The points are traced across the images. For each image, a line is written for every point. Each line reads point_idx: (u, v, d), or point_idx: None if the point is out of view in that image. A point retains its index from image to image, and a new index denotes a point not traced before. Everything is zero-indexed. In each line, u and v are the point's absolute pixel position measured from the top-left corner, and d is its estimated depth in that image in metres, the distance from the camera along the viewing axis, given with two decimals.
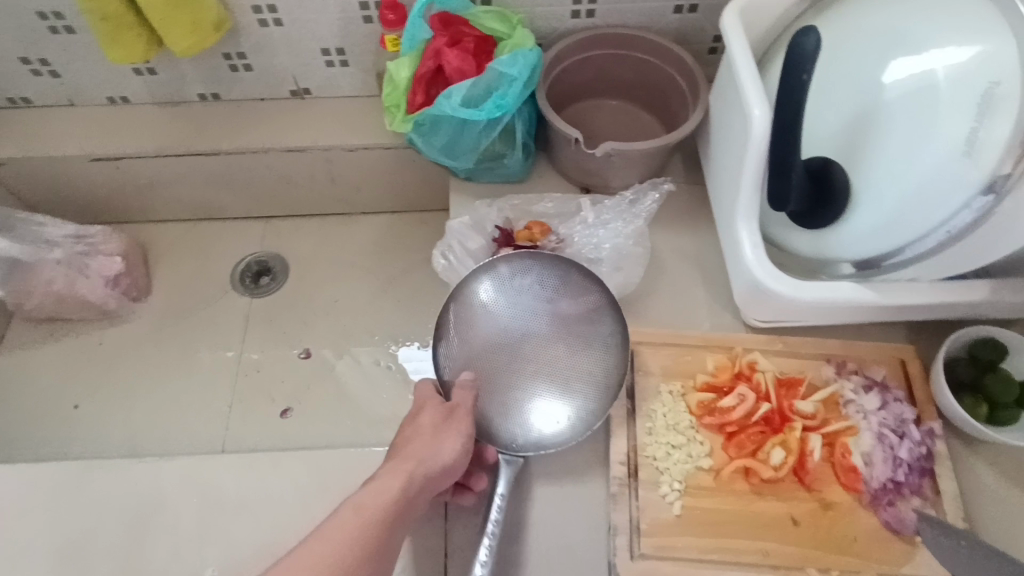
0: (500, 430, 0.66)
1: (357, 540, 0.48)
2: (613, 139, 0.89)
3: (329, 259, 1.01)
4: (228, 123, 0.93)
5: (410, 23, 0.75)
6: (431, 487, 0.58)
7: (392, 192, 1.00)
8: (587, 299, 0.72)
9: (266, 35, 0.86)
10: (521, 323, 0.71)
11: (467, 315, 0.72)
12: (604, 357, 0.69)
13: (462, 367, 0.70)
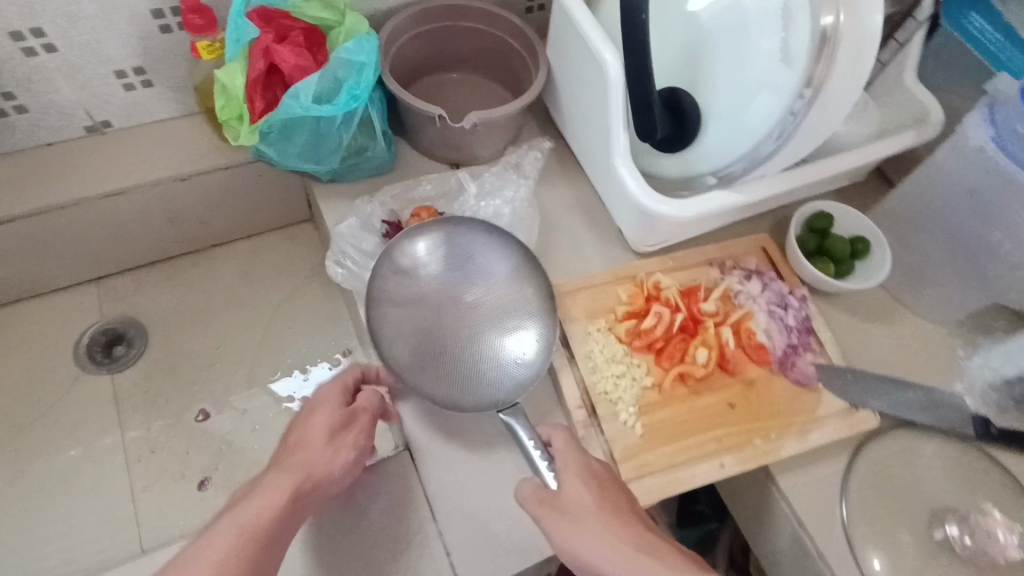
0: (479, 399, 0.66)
1: (238, 547, 0.52)
2: (463, 110, 0.90)
3: (194, 307, 0.93)
4: (17, 181, 0.78)
5: (229, 23, 0.67)
6: (318, 492, 0.61)
7: (244, 213, 0.92)
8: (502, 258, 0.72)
9: (39, 68, 0.72)
10: (450, 296, 0.71)
11: (391, 301, 0.70)
12: (535, 282, 0.72)
13: (411, 361, 0.68)
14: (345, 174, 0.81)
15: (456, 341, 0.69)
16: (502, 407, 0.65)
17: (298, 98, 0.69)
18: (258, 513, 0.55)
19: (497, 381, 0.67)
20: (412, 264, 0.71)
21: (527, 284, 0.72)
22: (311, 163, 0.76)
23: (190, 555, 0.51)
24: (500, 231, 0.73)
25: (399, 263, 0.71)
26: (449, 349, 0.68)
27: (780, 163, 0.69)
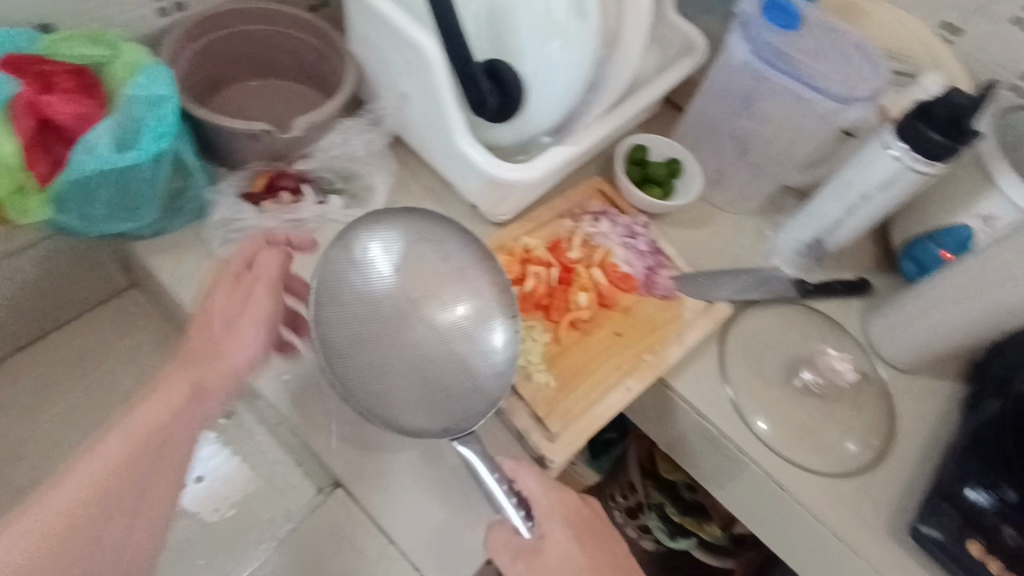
0: (427, 424, 0.64)
1: (41, 544, 0.52)
2: (275, 118, 0.84)
3: (18, 424, 0.80)
4: None
5: None
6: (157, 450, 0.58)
7: (49, 296, 0.80)
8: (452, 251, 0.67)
9: None
10: (402, 306, 0.64)
11: (348, 322, 0.63)
12: (494, 289, 0.67)
13: (363, 381, 0.63)
14: (165, 225, 0.74)
15: (411, 364, 0.63)
16: (456, 434, 0.65)
17: (96, 151, 0.62)
18: (141, 418, 0.59)
19: (453, 410, 0.64)
20: (367, 277, 0.64)
21: (481, 298, 0.66)
22: (126, 221, 0.68)
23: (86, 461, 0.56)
24: (445, 236, 0.68)
25: (352, 274, 0.64)
26: (398, 379, 0.63)
27: (600, 108, 0.76)
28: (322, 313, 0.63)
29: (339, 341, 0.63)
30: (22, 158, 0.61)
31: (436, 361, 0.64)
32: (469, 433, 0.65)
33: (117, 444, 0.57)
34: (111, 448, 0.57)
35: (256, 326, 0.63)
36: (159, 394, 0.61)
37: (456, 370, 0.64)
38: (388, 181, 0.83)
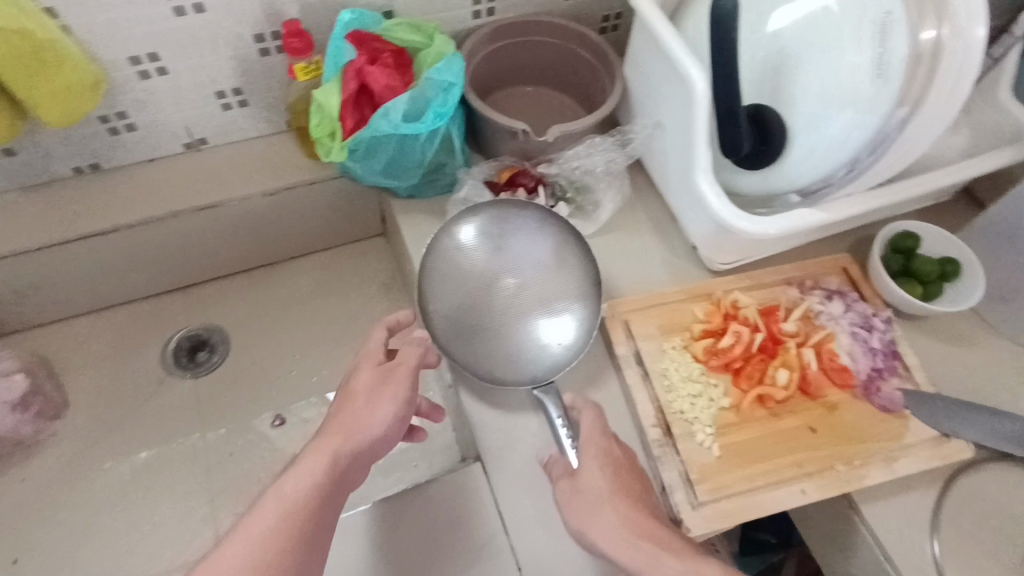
0: (514, 374, 0.66)
1: (283, 523, 0.51)
2: (535, 122, 0.92)
3: (271, 317, 0.96)
4: (122, 191, 0.84)
5: (332, 45, 0.74)
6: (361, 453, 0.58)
7: (320, 227, 0.96)
8: (547, 234, 0.70)
9: (148, 87, 0.78)
10: (493, 277, 0.68)
11: (443, 297, 0.68)
12: (572, 261, 0.70)
13: (459, 341, 0.67)
14: (421, 191, 0.85)
15: (482, 318, 0.67)
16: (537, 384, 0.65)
17: (392, 118, 0.72)
18: (329, 455, 0.56)
19: (526, 362, 0.66)
20: (467, 259, 0.69)
21: (552, 265, 0.69)
22: (394, 178, 0.81)
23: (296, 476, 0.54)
24: (532, 226, 0.70)
25: (454, 259, 0.69)
26: (481, 336, 0.67)
27: (871, 180, 0.68)
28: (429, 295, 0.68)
29: (444, 318, 0.67)
30: (339, 112, 0.75)
31: (499, 323, 0.67)
32: (549, 383, 0.65)
33: (318, 470, 0.54)
34: (321, 481, 0.54)
35: (392, 413, 0.59)
36: (335, 424, 0.58)
37: (523, 325, 0.67)
38: (616, 203, 0.84)
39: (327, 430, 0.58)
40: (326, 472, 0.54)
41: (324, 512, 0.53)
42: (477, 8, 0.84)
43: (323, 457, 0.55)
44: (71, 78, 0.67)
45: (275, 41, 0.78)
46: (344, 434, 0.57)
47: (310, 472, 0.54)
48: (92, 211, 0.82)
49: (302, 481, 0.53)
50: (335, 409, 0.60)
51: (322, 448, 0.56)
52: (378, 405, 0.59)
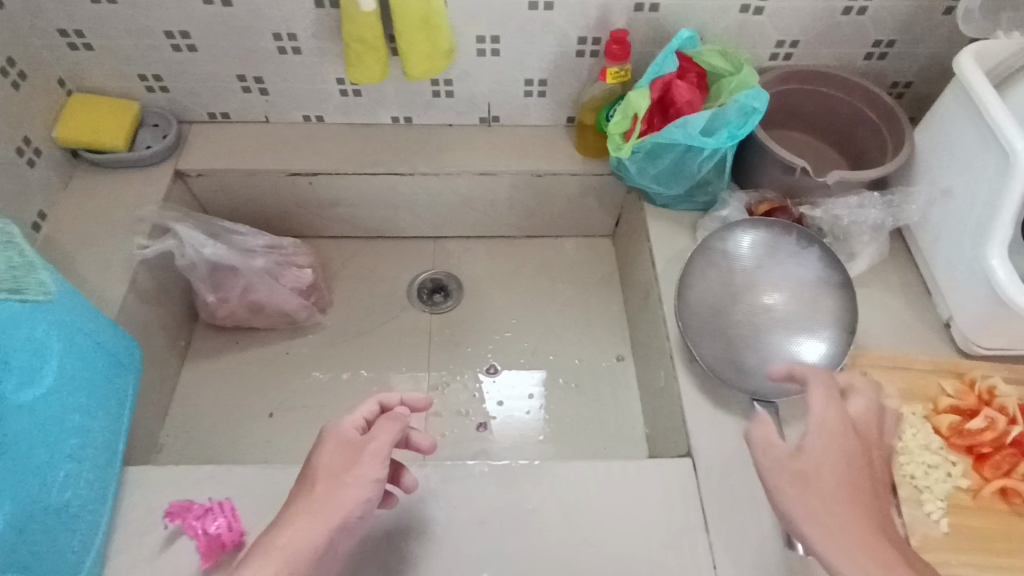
0: (746, 383, 0.73)
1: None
2: None
3: (501, 282, 1.05)
4: (423, 145, 0.98)
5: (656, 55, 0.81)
6: (350, 530, 0.60)
7: (563, 215, 1.05)
8: (808, 262, 0.77)
9: (478, 64, 0.90)
10: (748, 286, 0.77)
11: (700, 289, 0.78)
12: (824, 294, 0.76)
13: (703, 337, 0.76)
14: (674, 203, 0.90)
15: (728, 323, 0.76)
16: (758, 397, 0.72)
17: (688, 130, 0.78)
18: (306, 526, 0.57)
19: (758, 375, 0.73)
20: (730, 261, 0.78)
21: (806, 291, 0.76)
22: (662, 184, 0.86)
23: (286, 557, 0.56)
24: (795, 249, 0.78)
25: (719, 259, 0.78)
26: (724, 338, 0.75)
27: None
28: (688, 280, 0.78)
29: (697, 309, 0.77)
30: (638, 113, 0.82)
31: (744, 333, 0.75)
32: (771, 401, 0.72)
33: (316, 532, 0.57)
34: (317, 538, 0.57)
35: (366, 484, 0.60)
36: (300, 496, 0.60)
37: (764, 341, 0.75)
38: (871, 259, 0.84)
39: (298, 497, 0.60)
40: (320, 536, 0.57)
41: (334, 543, 0.58)
42: (777, 51, 0.89)
43: (311, 519, 0.58)
44: (442, 42, 0.80)
45: (594, 44, 0.87)
46: (339, 497, 0.59)
47: (305, 533, 0.57)
48: (395, 156, 0.97)
49: (285, 535, 0.57)
50: (305, 493, 0.60)
51: (320, 512, 0.58)
52: (358, 486, 0.60)
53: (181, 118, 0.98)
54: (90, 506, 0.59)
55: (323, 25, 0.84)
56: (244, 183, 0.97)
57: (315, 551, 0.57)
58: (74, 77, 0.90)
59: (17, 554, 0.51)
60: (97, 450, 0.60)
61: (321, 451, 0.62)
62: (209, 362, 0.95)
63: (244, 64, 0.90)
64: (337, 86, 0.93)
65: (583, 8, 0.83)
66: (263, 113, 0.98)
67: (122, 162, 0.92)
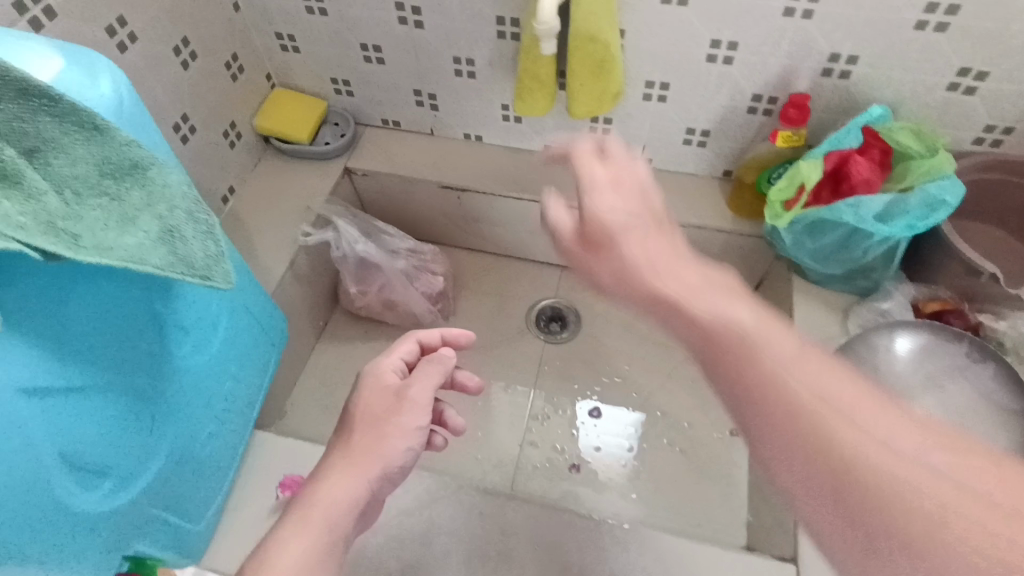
0: None
1: (317, 537, 0.58)
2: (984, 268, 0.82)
3: (621, 324, 1.04)
4: (571, 178, 0.99)
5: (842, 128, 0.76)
6: (391, 473, 0.65)
7: (699, 268, 1.01)
8: (991, 388, 0.67)
9: (643, 107, 0.89)
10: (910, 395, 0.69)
11: None
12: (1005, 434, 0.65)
13: None
14: (829, 283, 0.83)
15: None
16: None
17: (860, 213, 0.72)
18: (347, 478, 0.62)
19: None
20: (898, 361, 0.70)
21: (982, 424, 0.66)
22: (816, 260, 0.80)
23: (331, 497, 0.61)
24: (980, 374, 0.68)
25: (885, 357, 0.70)
26: None
27: None
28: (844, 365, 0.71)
29: None
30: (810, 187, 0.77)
31: None
32: None
33: (356, 483, 0.63)
34: (360, 486, 0.62)
35: (411, 432, 0.65)
36: (339, 444, 0.65)
37: None
38: None
39: (337, 444, 0.65)
40: (363, 482, 0.63)
41: (374, 489, 0.64)
42: (983, 135, 0.79)
43: (352, 470, 0.63)
44: (613, 85, 0.80)
45: (768, 104, 0.83)
46: (383, 448, 0.64)
47: (344, 485, 0.62)
48: (542, 184, 1.00)
49: (332, 489, 0.61)
50: (344, 442, 0.65)
51: (359, 467, 0.63)
52: (401, 438, 0.65)
53: (359, 120, 1.07)
54: (220, 450, 0.66)
55: (501, 54, 0.88)
56: (401, 188, 1.05)
57: (358, 499, 0.62)
58: (279, 73, 1.02)
59: (168, 493, 0.58)
60: (234, 409, 0.67)
61: (364, 393, 0.68)
62: (340, 346, 1.03)
63: (422, 80, 0.97)
64: (501, 110, 0.97)
65: (766, 67, 0.79)
66: (429, 126, 1.04)
67: (303, 153, 1.02)
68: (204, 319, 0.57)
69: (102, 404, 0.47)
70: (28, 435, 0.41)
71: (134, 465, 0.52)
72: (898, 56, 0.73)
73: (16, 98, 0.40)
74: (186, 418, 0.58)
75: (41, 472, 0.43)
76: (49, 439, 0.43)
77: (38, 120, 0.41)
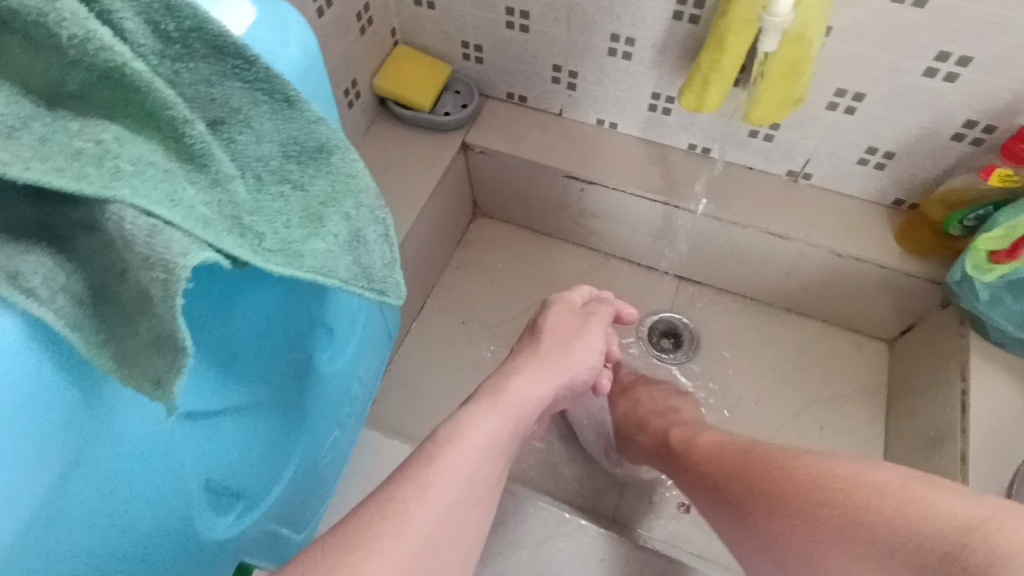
0: None
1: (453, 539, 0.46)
2: None
3: (741, 352, 0.95)
4: (716, 186, 0.88)
5: None
6: (487, 452, 0.51)
7: (842, 300, 0.90)
8: None
9: (822, 117, 0.77)
10: None
11: None
12: None
13: None
14: (1016, 347, 0.72)
15: None
16: None
17: None
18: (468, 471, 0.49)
19: None
20: None
21: None
22: (1014, 325, 0.70)
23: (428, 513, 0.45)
24: None
25: None
26: None
27: None
28: None
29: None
30: None
31: None
32: None
33: (458, 516, 0.47)
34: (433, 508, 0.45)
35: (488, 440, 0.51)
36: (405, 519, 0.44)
37: None
38: None
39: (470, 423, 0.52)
40: (497, 433, 0.52)
41: (462, 478, 0.48)
42: None
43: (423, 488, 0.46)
44: (798, 95, 0.69)
45: (982, 131, 0.70)
46: (520, 397, 0.56)
47: (442, 507, 0.46)
48: (679, 186, 0.89)
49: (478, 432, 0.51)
50: (436, 456, 0.48)
51: (479, 443, 0.50)
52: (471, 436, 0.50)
53: (482, 89, 0.97)
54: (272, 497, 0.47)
55: (669, 37, 0.77)
56: (518, 169, 0.95)
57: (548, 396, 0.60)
58: (405, 30, 0.93)
59: (288, 507, 0.53)
60: (356, 413, 0.59)
61: (457, 453, 0.49)
62: (438, 337, 0.98)
63: (565, 56, 0.86)
64: (649, 100, 0.86)
65: (997, 90, 0.66)
66: (560, 105, 0.94)
67: (422, 121, 0.93)
68: (350, 318, 0.49)
69: (204, 327, 0.34)
70: (177, 455, 0.35)
71: (237, 419, 0.39)
72: None
73: (209, 56, 0.32)
74: (271, 421, 0.43)
75: (185, 497, 0.37)
76: (201, 463, 0.37)
77: (227, 85, 0.33)
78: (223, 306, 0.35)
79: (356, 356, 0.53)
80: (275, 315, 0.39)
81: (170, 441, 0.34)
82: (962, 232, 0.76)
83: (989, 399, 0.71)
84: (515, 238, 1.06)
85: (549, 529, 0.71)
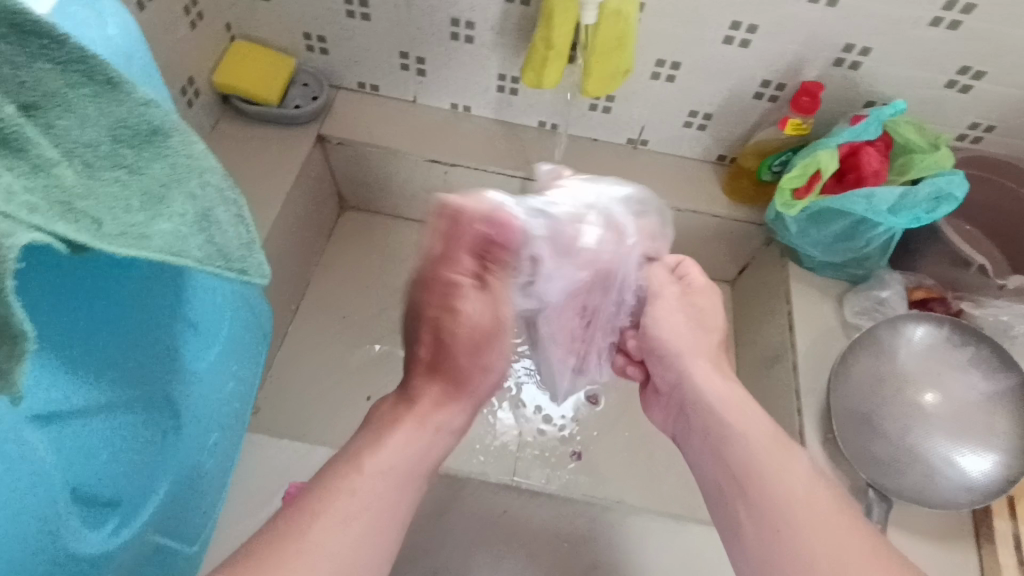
0: (901, 474, 0.69)
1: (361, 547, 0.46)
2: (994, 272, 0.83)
3: None
4: (568, 158, 0.94)
5: (868, 124, 0.74)
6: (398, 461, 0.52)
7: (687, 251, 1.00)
8: (987, 375, 0.72)
9: (649, 86, 0.86)
10: (914, 379, 0.73)
11: (862, 374, 0.74)
12: (995, 418, 0.70)
13: (850, 420, 0.72)
14: (825, 270, 0.85)
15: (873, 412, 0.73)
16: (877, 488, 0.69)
17: (872, 204, 0.74)
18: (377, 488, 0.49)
19: (902, 475, 0.69)
20: (902, 350, 0.74)
21: (973, 403, 0.71)
22: (819, 249, 0.82)
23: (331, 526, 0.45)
24: (979, 365, 0.73)
25: (894, 347, 0.75)
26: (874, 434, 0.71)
27: None
28: (860, 352, 0.75)
29: (847, 396, 0.74)
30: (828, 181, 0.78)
31: (898, 424, 0.72)
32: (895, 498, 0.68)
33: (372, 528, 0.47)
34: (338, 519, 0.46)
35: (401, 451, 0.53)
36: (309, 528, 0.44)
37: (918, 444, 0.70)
38: None
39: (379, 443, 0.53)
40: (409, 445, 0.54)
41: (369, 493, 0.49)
42: (967, 132, 0.82)
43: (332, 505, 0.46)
44: (624, 65, 0.76)
45: (776, 89, 0.82)
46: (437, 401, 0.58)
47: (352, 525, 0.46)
48: (535, 161, 0.94)
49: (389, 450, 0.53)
50: (345, 484, 0.48)
51: (387, 465, 0.51)
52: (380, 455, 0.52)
53: (331, 81, 0.96)
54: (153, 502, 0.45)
55: (507, 19, 0.81)
56: (378, 158, 0.96)
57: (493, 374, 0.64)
58: (239, 22, 0.89)
59: (171, 516, 0.50)
60: (236, 413, 0.57)
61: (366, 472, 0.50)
62: (318, 335, 0.96)
63: (411, 43, 0.88)
64: (497, 81, 0.90)
65: (782, 53, 0.78)
66: (412, 93, 0.95)
67: (270, 116, 0.90)
68: (210, 313, 0.48)
69: (49, 320, 0.33)
70: (33, 463, 0.33)
71: (100, 419, 0.38)
72: (910, 49, 0.74)
73: (9, 34, 0.30)
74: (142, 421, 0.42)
75: (49, 511, 0.35)
76: (59, 471, 0.35)
77: (36, 67, 0.31)
78: (67, 297, 0.33)
79: (225, 351, 0.52)
80: (133, 306, 0.38)
81: (22, 449, 0.32)
82: (772, 177, 0.88)
83: (807, 314, 0.83)
84: (385, 228, 1.06)
85: (452, 498, 0.72)
